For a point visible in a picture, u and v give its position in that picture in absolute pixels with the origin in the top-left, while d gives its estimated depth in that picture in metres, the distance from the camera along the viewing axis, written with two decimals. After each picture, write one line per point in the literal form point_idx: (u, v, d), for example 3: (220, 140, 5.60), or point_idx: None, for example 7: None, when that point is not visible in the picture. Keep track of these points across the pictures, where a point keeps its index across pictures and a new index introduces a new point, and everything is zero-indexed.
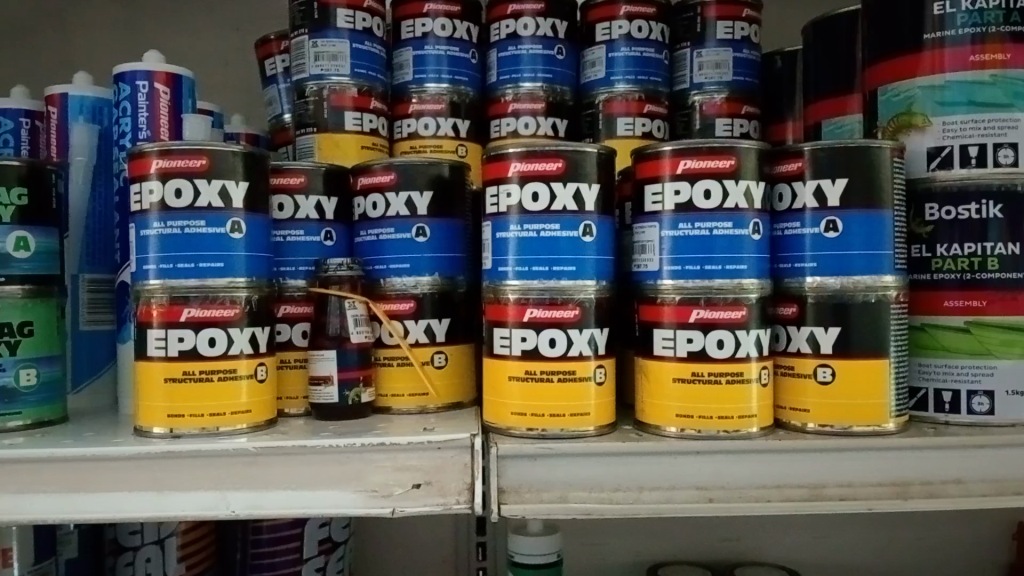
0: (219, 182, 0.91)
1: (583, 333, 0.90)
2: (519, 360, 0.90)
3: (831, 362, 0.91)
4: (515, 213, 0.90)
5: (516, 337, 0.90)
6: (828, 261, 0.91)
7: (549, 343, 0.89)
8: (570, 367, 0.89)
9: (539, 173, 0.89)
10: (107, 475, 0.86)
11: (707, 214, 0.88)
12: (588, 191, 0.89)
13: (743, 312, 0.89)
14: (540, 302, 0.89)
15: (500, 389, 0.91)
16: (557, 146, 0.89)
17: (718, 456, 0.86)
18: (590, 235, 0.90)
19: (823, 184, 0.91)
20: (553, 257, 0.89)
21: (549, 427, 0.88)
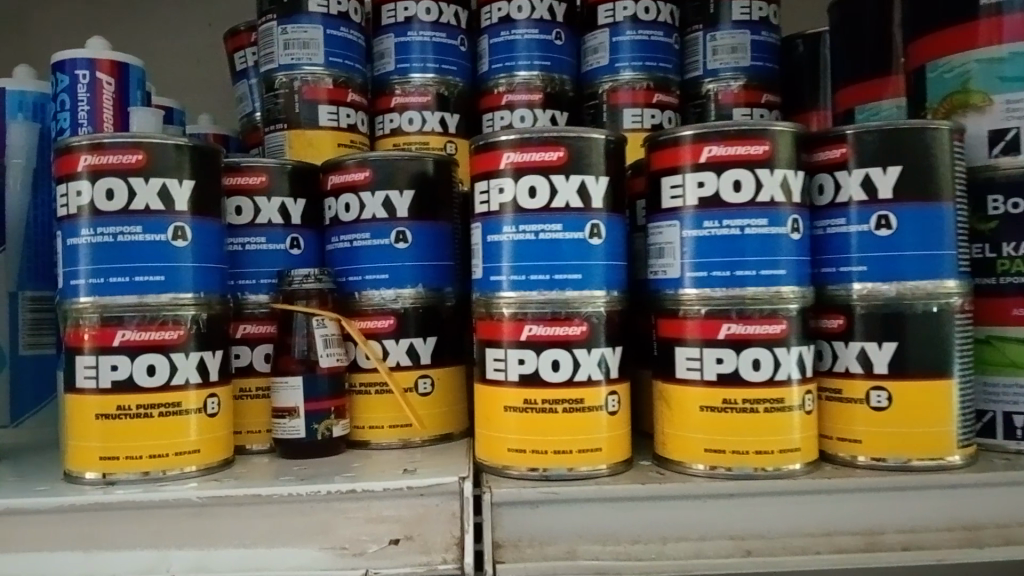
0: (158, 181, 0.77)
1: (591, 354, 0.75)
2: (518, 386, 0.75)
3: (886, 385, 0.77)
4: (509, 212, 0.76)
5: (513, 360, 0.76)
6: (879, 264, 0.77)
7: (551, 366, 0.75)
8: (578, 394, 0.75)
9: (537, 164, 0.75)
10: (24, 533, 0.71)
11: (737, 210, 0.74)
12: (594, 185, 0.75)
13: (782, 326, 0.75)
14: (541, 318, 0.75)
15: (494, 420, 0.77)
16: (557, 131, 0.75)
17: (756, 499, 0.73)
18: (598, 236, 0.75)
19: (871, 173, 0.77)
20: (555, 264, 0.74)
21: (553, 466, 0.74)
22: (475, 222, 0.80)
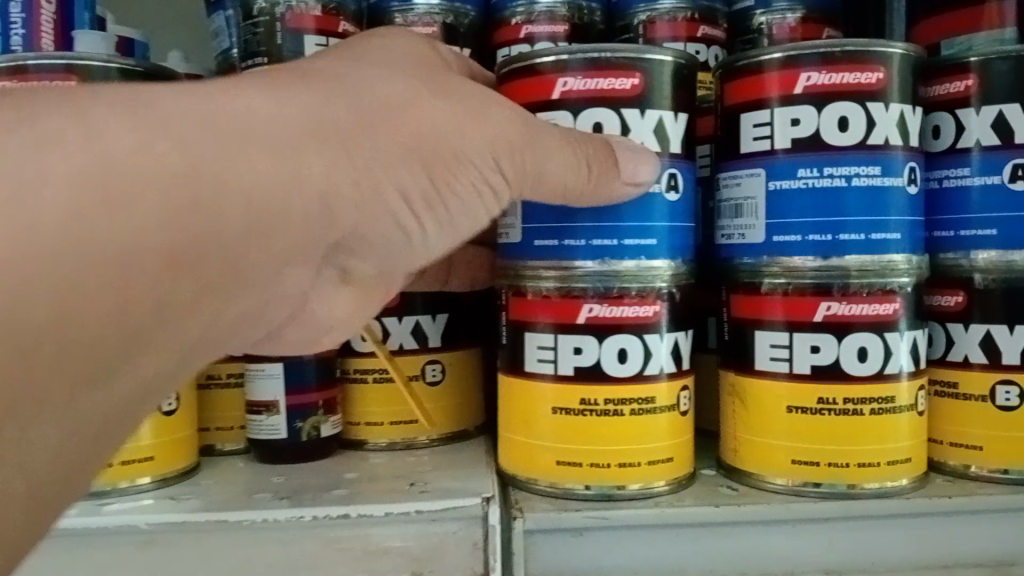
0: None
1: (663, 340, 0.60)
2: (573, 382, 0.59)
3: (1018, 378, 0.61)
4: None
5: (566, 348, 0.59)
6: (1014, 227, 0.61)
7: (616, 357, 0.59)
8: (645, 391, 0.59)
9: (601, 93, 0.58)
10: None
11: (841, 156, 0.57)
12: (672, 125, 0.60)
13: (895, 305, 0.59)
14: (602, 296, 0.58)
15: (535, 425, 0.60)
16: (630, 51, 0.58)
17: (855, 525, 0.59)
18: (673, 189, 0.60)
19: (1005, 111, 0.61)
20: (620, 225, 0.58)
21: (599, 483, 0.59)
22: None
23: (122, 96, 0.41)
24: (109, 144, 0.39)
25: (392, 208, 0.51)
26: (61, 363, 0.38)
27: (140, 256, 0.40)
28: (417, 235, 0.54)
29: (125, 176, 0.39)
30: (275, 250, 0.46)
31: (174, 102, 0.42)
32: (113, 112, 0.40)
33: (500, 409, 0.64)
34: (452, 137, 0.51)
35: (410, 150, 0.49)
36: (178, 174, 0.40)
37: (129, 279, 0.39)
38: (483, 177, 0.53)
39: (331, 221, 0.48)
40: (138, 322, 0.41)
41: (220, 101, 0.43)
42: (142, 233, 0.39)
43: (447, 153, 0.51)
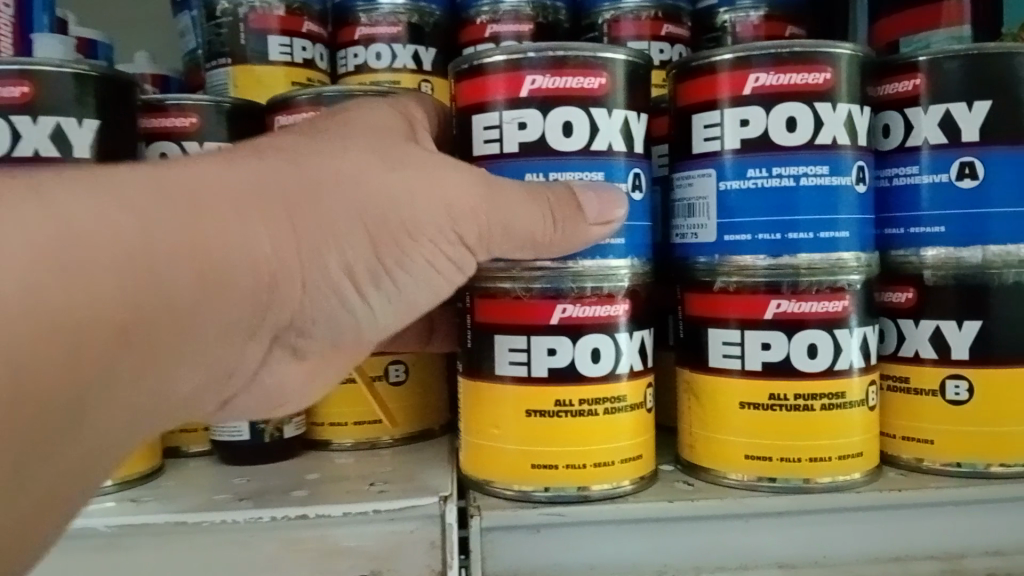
0: (51, 120, 0.61)
1: (633, 339, 0.61)
2: (549, 383, 0.59)
3: (967, 372, 0.62)
4: (522, 155, 0.59)
5: (540, 349, 0.59)
6: (961, 223, 0.62)
7: (590, 357, 0.59)
8: (616, 390, 0.60)
9: (566, 92, 0.59)
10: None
11: (790, 156, 0.58)
12: (638, 125, 0.61)
13: (844, 302, 0.60)
14: (581, 296, 0.59)
15: (505, 429, 0.60)
16: (595, 51, 0.58)
17: (809, 518, 0.60)
18: (639, 189, 0.61)
19: (952, 110, 0.62)
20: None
21: (557, 485, 0.59)
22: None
23: (91, 175, 0.43)
24: (76, 220, 0.41)
25: (334, 276, 0.52)
26: (18, 435, 0.40)
27: (100, 335, 0.42)
28: (366, 303, 0.56)
29: (89, 256, 0.41)
30: (225, 321, 0.48)
31: (139, 179, 0.44)
32: (88, 192, 0.42)
33: (461, 413, 0.64)
34: (403, 209, 0.52)
35: (363, 220, 0.51)
36: (136, 256, 0.42)
37: (83, 352, 0.41)
38: (439, 245, 0.54)
39: (275, 293, 0.50)
40: (91, 394, 0.43)
41: (180, 178, 0.45)
42: (101, 314, 0.41)
43: (398, 224, 0.52)
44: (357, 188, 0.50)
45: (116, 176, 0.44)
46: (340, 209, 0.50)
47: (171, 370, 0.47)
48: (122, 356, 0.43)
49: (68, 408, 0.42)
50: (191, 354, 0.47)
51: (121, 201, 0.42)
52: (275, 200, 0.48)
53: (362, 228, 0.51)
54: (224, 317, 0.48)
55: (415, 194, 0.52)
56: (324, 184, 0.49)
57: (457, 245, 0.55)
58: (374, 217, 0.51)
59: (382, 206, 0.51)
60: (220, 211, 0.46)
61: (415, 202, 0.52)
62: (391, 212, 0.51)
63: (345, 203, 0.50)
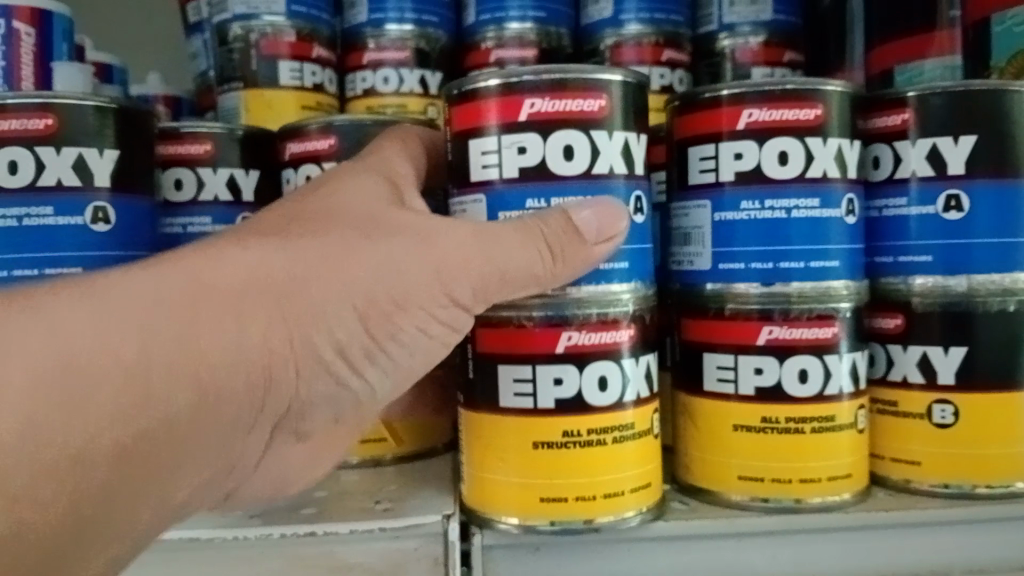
0: (73, 151, 0.63)
1: (638, 365, 0.62)
2: (556, 414, 0.59)
3: (952, 397, 0.65)
4: (526, 179, 0.59)
5: (546, 379, 0.59)
6: (947, 253, 0.64)
7: (597, 385, 0.60)
8: (622, 418, 0.61)
9: (566, 114, 0.59)
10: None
11: (782, 189, 0.60)
12: (637, 147, 0.61)
13: (834, 329, 0.62)
14: (586, 324, 0.60)
15: (511, 463, 0.60)
16: (592, 74, 0.59)
17: (800, 538, 0.62)
18: (641, 211, 0.61)
19: (939, 144, 0.64)
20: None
21: (565, 519, 0.59)
22: (458, 194, 0.62)
23: (91, 290, 0.48)
24: (69, 343, 0.45)
25: (334, 354, 0.54)
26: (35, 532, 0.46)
27: (99, 443, 0.47)
28: (370, 377, 0.58)
29: (83, 374, 0.45)
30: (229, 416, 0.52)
31: (134, 289, 0.48)
32: (85, 311, 0.46)
33: (462, 444, 0.64)
34: (391, 282, 0.54)
35: (354, 300, 0.53)
36: (129, 368, 0.47)
37: (86, 459, 0.46)
38: (433, 312, 0.56)
39: (276, 382, 0.53)
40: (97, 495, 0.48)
41: (173, 284, 0.49)
42: (98, 424, 0.46)
43: (388, 299, 0.54)
44: (348, 267, 0.53)
45: (114, 288, 0.48)
46: (329, 290, 0.52)
47: (182, 469, 0.51)
48: (134, 465, 0.48)
49: (76, 521, 0.48)
50: (200, 449, 0.52)
51: (113, 317, 0.47)
52: (262, 295, 0.51)
53: (356, 306, 0.53)
54: (228, 414, 0.52)
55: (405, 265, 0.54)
56: (312, 267, 0.52)
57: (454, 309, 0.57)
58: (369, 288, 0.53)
59: (373, 281, 0.53)
60: (208, 316, 0.49)
61: (403, 269, 0.54)
62: (379, 286, 0.54)
63: (334, 286, 0.52)
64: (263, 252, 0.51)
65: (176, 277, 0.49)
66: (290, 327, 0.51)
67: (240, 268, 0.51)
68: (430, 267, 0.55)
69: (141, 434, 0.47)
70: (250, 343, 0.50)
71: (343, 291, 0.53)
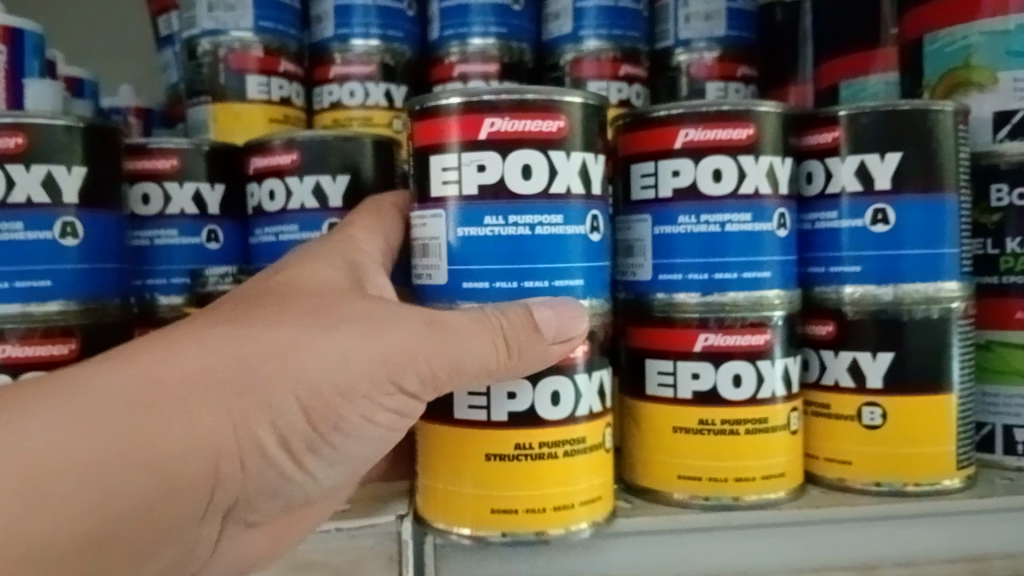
0: (43, 168, 0.66)
1: (593, 379, 0.64)
2: (508, 427, 0.61)
3: (881, 400, 0.68)
4: (483, 198, 0.61)
5: (500, 392, 0.62)
6: (875, 264, 0.68)
7: (550, 399, 0.62)
8: (575, 432, 0.63)
9: (526, 133, 0.61)
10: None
11: (716, 204, 0.64)
12: (594, 166, 0.64)
13: (767, 336, 0.66)
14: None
15: (466, 475, 0.62)
16: (552, 96, 0.61)
17: (737, 533, 0.66)
18: (597, 231, 0.64)
19: (866, 160, 0.68)
20: (552, 268, 0.61)
21: (518, 529, 0.61)
22: (420, 209, 0.64)
23: (52, 387, 0.52)
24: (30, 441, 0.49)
25: (284, 442, 0.57)
26: None
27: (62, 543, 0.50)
28: (321, 466, 0.60)
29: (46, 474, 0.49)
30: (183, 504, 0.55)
31: (92, 385, 0.52)
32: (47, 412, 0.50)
33: (418, 452, 0.66)
34: (338, 374, 0.56)
35: (302, 393, 0.56)
36: (88, 464, 0.50)
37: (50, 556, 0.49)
38: (378, 400, 0.58)
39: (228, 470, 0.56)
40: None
41: (130, 382, 0.52)
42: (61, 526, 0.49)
43: (336, 391, 0.57)
44: (286, 361, 0.55)
45: (74, 383, 0.52)
46: (278, 382, 0.55)
47: (139, 558, 0.54)
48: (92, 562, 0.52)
49: None
50: (158, 537, 0.55)
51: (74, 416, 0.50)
52: (215, 390, 0.54)
53: (296, 398, 0.56)
54: (182, 507, 0.55)
55: (338, 359, 0.56)
56: (261, 361, 0.55)
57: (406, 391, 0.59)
58: (303, 384, 0.56)
59: (320, 376, 0.56)
60: (162, 417, 0.52)
61: (351, 359, 0.57)
62: (329, 380, 0.56)
63: (283, 379, 0.55)
64: (217, 349, 0.55)
65: (134, 376, 0.53)
66: (225, 424, 0.54)
67: (193, 367, 0.54)
68: (380, 358, 0.57)
69: (91, 533, 0.51)
70: (203, 438, 0.53)
71: (292, 384, 0.55)
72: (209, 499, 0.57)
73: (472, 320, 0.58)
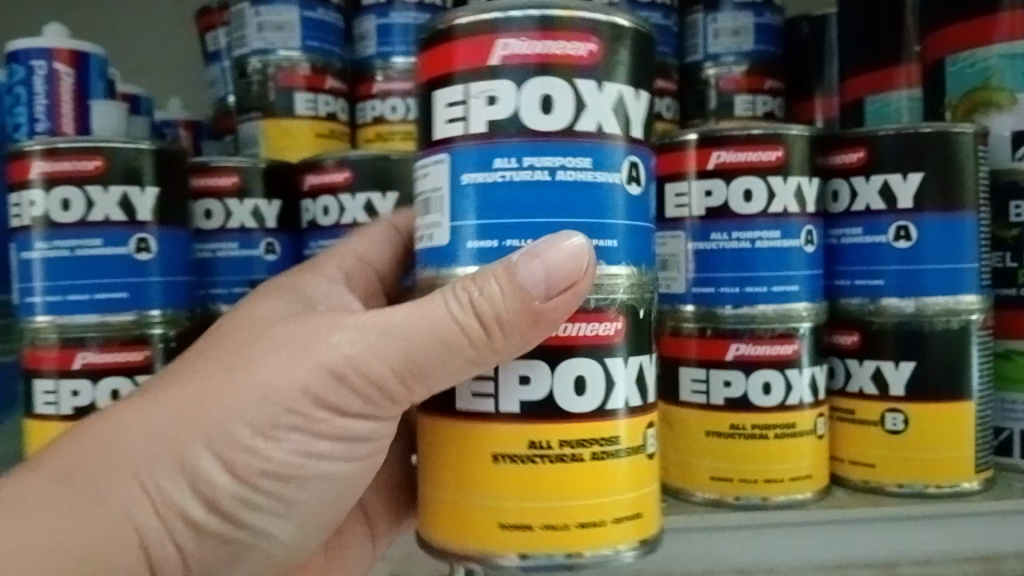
0: (119, 189, 0.72)
1: (628, 365, 0.55)
2: (520, 422, 0.53)
3: (903, 407, 0.72)
4: (490, 136, 0.52)
5: (513, 378, 0.54)
6: (897, 277, 0.72)
7: (574, 387, 0.54)
8: (609, 431, 0.55)
9: (546, 57, 0.52)
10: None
11: (747, 222, 0.68)
12: (632, 102, 0.54)
13: (794, 346, 0.70)
14: (560, 309, 0.52)
15: (482, 486, 0.54)
16: (582, 13, 0.52)
17: (767, 531, 0.69)
18: (637, 181, 0.54)
19: (890, 180, 0.72)
20: (580, 222, 0.52)
21: (546, 548, 0.53)
22: (423, 156, 0.55)
23: None
24: None
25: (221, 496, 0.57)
26: None
27: None
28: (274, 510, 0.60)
29: None
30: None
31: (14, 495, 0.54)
32: None
33: (424, 460, 0.57)
34: (251, 412, 0.55)
35: (219, 442, 0.55)
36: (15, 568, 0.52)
37: None
38: (308, 428, 0.57)
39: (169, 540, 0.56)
40: None
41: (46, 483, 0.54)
42: None
43: (259, 432, 0.56)
44: (196, 415, 0.55)
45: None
46: (193, 438, 0.55)
47: None
48: None
49: None
50: None
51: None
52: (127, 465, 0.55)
53: (214, 448, 0.55)
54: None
55: (235, 407, 0.55)
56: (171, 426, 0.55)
57: (376, 399, 0.57)
58: (210, 435, 0.55)
59: (234, 419, 0.55)
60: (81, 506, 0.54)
61: (265, 392, 0.55)
62: (248, 419, 0.55)
63: (195, 435, 0.55)
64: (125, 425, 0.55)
65: (53, 474, 0.55)
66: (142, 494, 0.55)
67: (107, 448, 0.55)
68: (298, 385, 0.55)
69: None
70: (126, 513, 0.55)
71: (206, 436, 0.55)
72: (187, 567, 0.59)
73: (426, 318, 0.54)
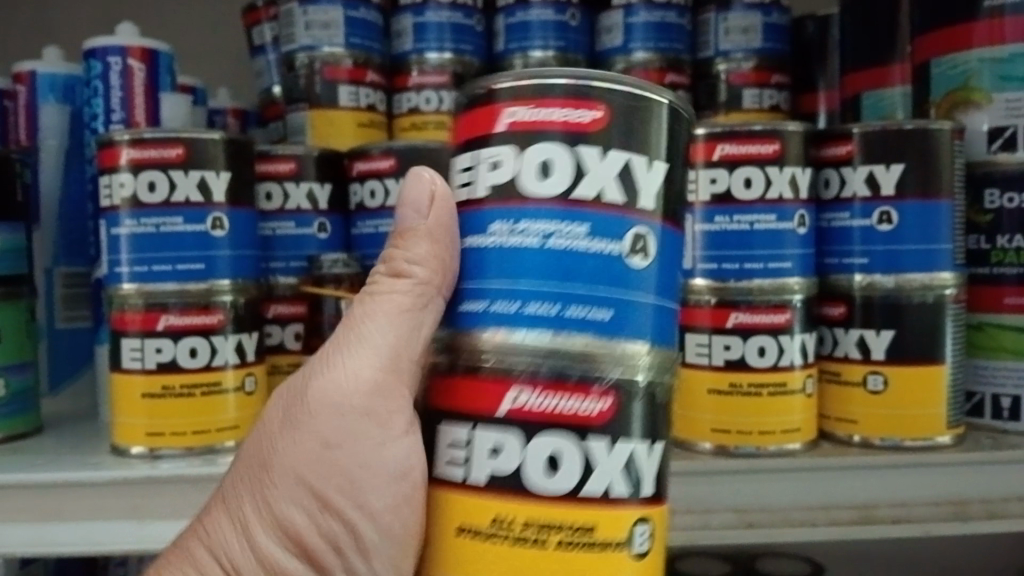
0: (198, 174, 0.82)
1: (612, 452, 0.49)
2: (484, 493, 0.49)
3: (883, 369, 0.82)
4: (495, 200, 0.49)
5: (481, 449, 0.49)
6: (879, 256, 0.82)
7: (545, 465, 0.48)
8: (611, 526, 0.49)
9: (554, 124, 0.48)
10: (110, 503, 0.81)
11: (747, 206, 0.78)
12: (644, 173, 0.49)
13: (788, 316, 0.79)
14: (538, 381, 0.48)
15: (468, 567, 0.49)
16: (593, 80, 0.48)
17: (759, 476, 0.79)
18: (642, 253, 0.49)
19: (875, 170, 0.81)
20: (569, 288, 0.47)
21: None
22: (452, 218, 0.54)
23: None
24: None
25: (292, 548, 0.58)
26: None
27: None
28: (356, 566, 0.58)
29: None
30: None
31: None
32: None
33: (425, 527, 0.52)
34: (279, 460, 0.57)
35: (269, 496, 0.58)
36: None
37: None
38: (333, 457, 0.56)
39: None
40: None
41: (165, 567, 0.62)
42: None
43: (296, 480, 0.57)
44: (246, 480, 0.59)
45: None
46: (248, 499, 0.59)
47: None
48: None
49: None
50: None
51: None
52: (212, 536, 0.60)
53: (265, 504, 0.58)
54: None
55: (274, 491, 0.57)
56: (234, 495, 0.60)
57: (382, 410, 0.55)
58: (264, 506, 0.58)
59: (269, 474, 0.57)
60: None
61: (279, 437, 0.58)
62: (277, 467, 0.57)
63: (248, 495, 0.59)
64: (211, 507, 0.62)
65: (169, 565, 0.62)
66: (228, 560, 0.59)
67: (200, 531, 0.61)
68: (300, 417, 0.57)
69: None
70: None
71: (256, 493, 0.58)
72: None
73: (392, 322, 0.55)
